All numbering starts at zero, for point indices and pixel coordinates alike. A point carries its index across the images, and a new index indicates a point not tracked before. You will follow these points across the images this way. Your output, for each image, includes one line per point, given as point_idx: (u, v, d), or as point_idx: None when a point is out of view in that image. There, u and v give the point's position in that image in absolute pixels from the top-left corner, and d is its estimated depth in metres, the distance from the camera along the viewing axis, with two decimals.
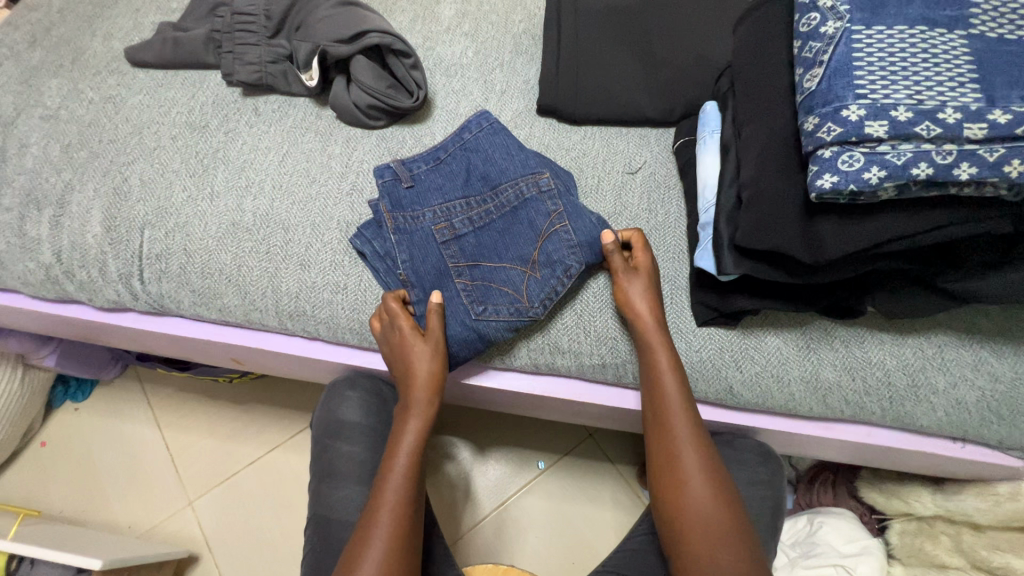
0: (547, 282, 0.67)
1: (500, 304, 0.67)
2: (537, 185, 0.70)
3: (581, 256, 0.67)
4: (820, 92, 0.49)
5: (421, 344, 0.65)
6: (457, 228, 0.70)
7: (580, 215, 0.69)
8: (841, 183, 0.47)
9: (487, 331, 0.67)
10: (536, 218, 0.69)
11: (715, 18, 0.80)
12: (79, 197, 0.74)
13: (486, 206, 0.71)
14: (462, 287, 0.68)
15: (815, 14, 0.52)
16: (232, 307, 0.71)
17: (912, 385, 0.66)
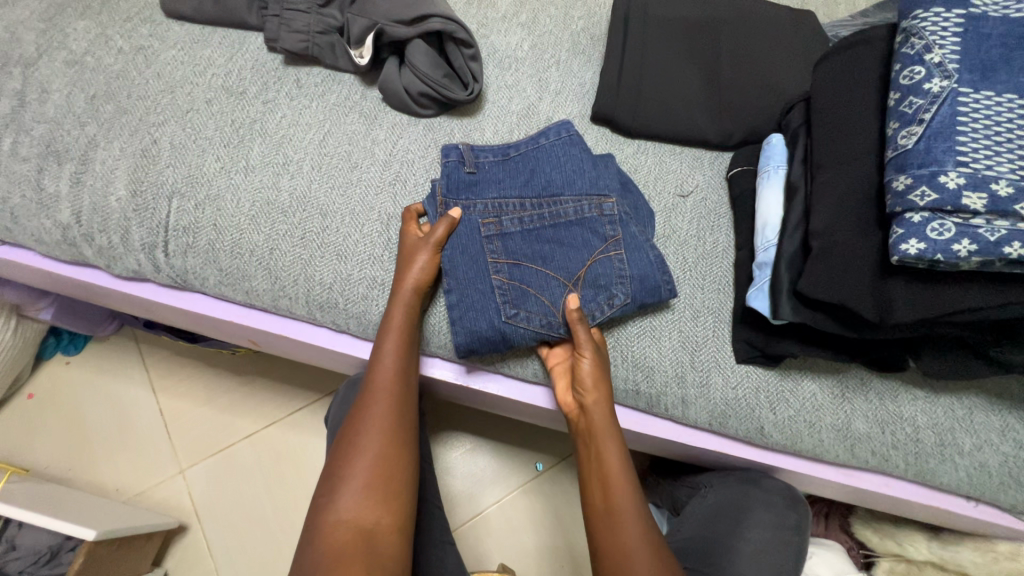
0: (587, 303, 0.66)
1: (533, 312, 0.65)
2: (601, 207, 0.68)
3: (629, 288, 0.66)
4: (916, 152, 0.48)
5: (415, 245, 0.65)
6: (504, 226, 0.67)
7: (638, 250, 0.67)
8: (928, 250, 0.46)
9: (512, 334, 0.65)
10: (592, 239, 0.67)
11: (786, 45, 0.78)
12: (104, 155, 0.69)
13: (540, 210, 0.68)
14: (497, 284, 0.65)
15: (919, 67, 0.49)
16: (260, 291, 0.68)
17: (939, 444, 0.67)
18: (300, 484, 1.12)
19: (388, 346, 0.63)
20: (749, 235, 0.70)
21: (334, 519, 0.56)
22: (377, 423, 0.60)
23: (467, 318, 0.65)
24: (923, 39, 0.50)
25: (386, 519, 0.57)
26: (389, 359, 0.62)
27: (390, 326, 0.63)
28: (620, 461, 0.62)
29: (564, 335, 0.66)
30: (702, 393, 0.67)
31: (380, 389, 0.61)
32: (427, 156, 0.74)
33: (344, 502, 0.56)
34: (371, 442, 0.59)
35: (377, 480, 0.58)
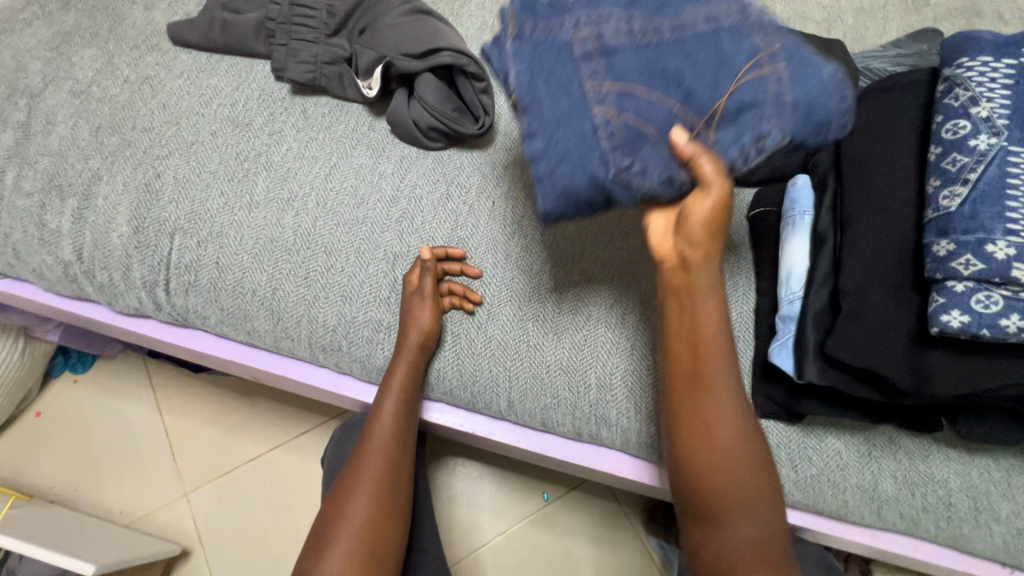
0: (726, 147, 0.48)
1: (650, 163, 0.49)
2: (745, 11, 0.51)
3: (782, 122, 0.47)
4: (960, 216, 0.44)
5: (415, 301, 0.63)
6: (609, 40, 0.51)
7: (806, 64, 0.49)
8: (971, 324, 0.42)
9: (619, 189, 0.49)
10: (731, 54, 0.49)
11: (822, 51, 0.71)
12: (107, 189, 0.68)
13: (654, 29, 0.51)
14: (601, 119, 0.49)
15: (964, 121, 0.46)
16: (261, 331, 0.67)
17: (974, 509, 0.62)
18: (303, 510, 1.11)
19: (387, 404, 0.61)
20: (772, 280, 0.66)
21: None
22: (367, 485, 0.58)
23: (560, 172, 0.49)
24: (969, 91, 0.46)
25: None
26: (387, 419, 0.61)
27: (391, 383, 0.62)
28: (729, 407, 0.50)
29: (687, 191, 0.50)
30: None
31: (375, 450, 0.60)
32: (435, 192, 0.72)
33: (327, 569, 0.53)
34: (359, 505, 0.56)
35: (362, 546, 0.55)
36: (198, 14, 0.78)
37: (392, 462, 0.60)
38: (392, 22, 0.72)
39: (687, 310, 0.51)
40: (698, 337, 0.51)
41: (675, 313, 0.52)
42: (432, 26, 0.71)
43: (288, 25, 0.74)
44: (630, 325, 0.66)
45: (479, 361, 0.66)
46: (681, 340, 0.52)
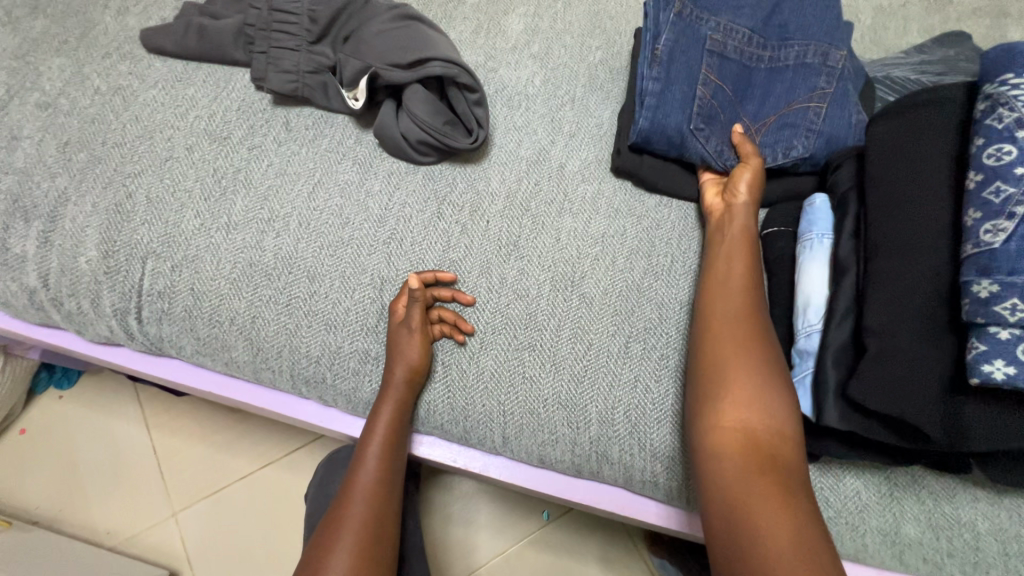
0: None
1: None
2: None
3: None
4: (1005, 254, 0.39)
5: (400, 335, 0.59)
6: None
7: None
8: (1017, 377, 0.38)
9: None
10: None
11: (829, 53, 0.64)
12: (74, 211, 0.64)
13: None
14: None
15: (1009, 146, 0.41)
16: (241, 362, 0.63)
17: (1004, 554, 0.58)
18: (295, 530, 1.07)
19: (371, 448, 0.58)
20: None
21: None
22: (349, 535, 0.53)
23: None
24: (1015, 112, 0.41)
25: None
26: (371, 463, 0.58)
27: (375, 426, 0.59)
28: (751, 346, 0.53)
29: None
30: None
31: (358, 498, 0.56)
32: (425, 210, 0.67)
33: None
34: (340, 559, 0.52)
35: None
36: (173, 19, 0.73)
37: (377, 508, 0.56)
38: (379, 29, 0.68)
39: (752, 375, 0.51)
40: (768, 401, 0.50)
41: (734, 373, 0.51)
42: (422, 34, 0.66)
43: (266, 32, 0.69)
44: (634, 355, 0.62)
45: (472, 395, 0.62)
46: (744, 397, 0.50)
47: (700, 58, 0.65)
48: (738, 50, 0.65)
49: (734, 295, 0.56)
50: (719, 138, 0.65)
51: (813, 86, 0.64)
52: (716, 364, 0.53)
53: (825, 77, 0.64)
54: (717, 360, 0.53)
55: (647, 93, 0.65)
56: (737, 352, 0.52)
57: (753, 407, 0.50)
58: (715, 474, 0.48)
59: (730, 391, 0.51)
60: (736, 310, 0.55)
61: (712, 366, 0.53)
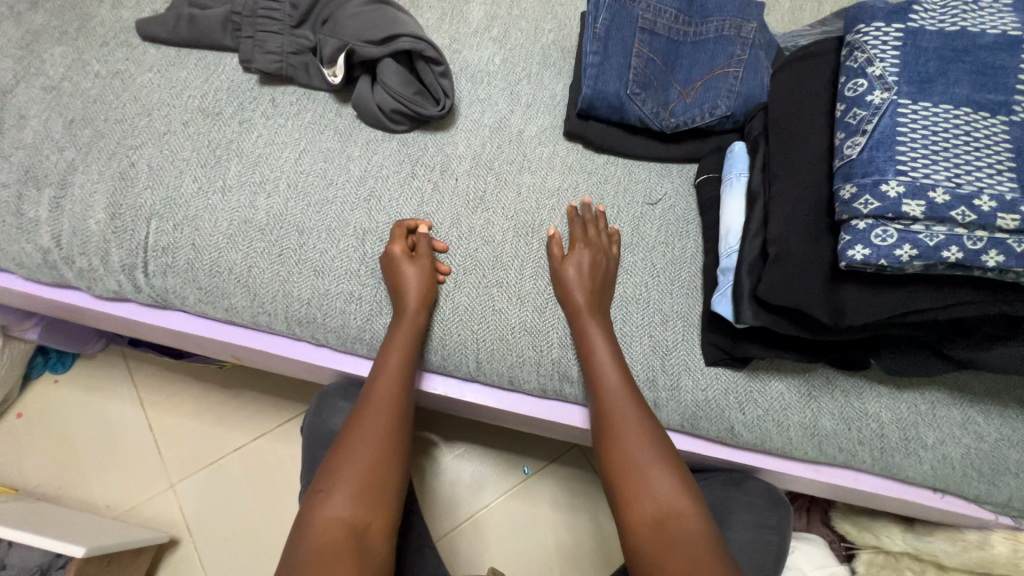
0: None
1: None
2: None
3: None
4: (860, 162, 0.50)
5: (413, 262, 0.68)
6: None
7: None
8: (872, 256, 0.48)
9: None
10: None
11: (741, 24, 0.75)
12: (82, 179, 0.71)
13: None
14: None
15: (862, 80, 0.52)
16: (239, 308, 0.70)
17: (904, 439, 0.69)
18: (290, 495, 1.13)
19: (392, 357, 0.66)
20: (715, 241, 0.72)
21: (324, 518, 0.55)
22: (375, 428, 0.62)
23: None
24: (865, 53, 0.52)
25: (374, 530, 0.56)
26: (390, 374, 0.65)
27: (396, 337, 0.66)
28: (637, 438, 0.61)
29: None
30: (678, 393, 0.69)
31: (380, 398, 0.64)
32: (401, 172, 0.76)
33: (338, 501, 0.56)
34: (364, 448, 0.60)
35: (369, 485, 0.58)
36: (165, 11, 0.81)
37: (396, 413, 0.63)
38: (353, 13, 0.77)
39: (636, 473, 0.59)
40: (655, 487, 0.58)
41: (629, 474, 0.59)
42: (392, 16, 0.75)
43: (252, 17, 0.77)
44: None
45: (449, 326, 0.70)
46: (640, 493, 0.58)
47: (634, 34, 0.76)
48: (667, 27, 0.76)
49: (610, 400, 0.63)
50: (654, 101, 0.75)
51: (730, 54, 0.75)
52: (614, 469, 0.61)
53: (739, 46, 0.75)
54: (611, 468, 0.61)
55: (589, 66, 0.76)
56: (623, 449, 0.61)
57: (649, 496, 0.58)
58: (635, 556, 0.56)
59: (630, 492, 0.58)
60: (612, 408, 0.63)
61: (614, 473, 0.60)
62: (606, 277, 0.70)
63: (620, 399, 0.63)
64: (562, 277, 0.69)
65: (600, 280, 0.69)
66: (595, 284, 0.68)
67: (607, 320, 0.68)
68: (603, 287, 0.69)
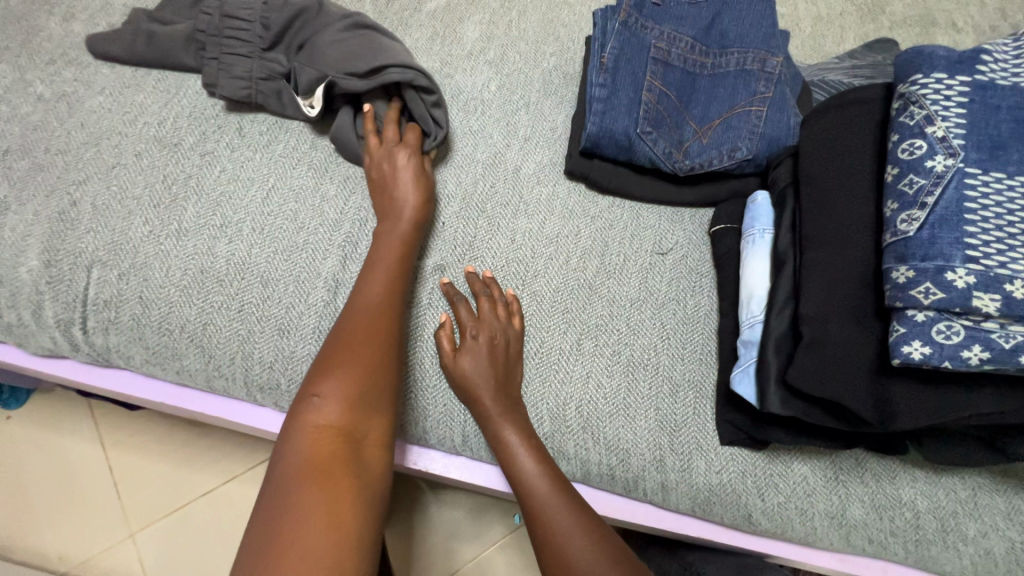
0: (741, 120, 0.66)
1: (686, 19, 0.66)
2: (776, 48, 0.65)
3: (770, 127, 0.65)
4: (919, 241, 0.42)
5: (405, 165, 0.65)
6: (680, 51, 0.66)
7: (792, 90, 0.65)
8: (933, 356, 0.40)
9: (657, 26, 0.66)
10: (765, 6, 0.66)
11: (765, 58, 0.67)
12: (15, 220, 0.62)
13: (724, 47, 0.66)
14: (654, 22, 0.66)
15: (920, 141, 0.44)
16: (192, 370, 0.62)
17: (941, 530, 0.61)
18: None
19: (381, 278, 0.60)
20: (733, 301, 0.64)
21: (316, 425, 0.49)
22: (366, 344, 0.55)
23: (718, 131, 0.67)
24: (924, 108, 0.44)
25: (369, 438, 0.51)
26: (374, 301, 0.59)
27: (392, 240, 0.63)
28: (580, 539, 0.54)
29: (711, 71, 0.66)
30: (692, 473, 0.61)
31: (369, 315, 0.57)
32: None
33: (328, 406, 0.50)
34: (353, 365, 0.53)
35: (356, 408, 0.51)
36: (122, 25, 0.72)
37: (385, 334, 0.57)
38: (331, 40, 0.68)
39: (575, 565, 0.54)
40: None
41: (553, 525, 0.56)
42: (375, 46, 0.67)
43: (214, 44, 0.68)
44: (586, 352, 0.63)
45: (433, 394, 0.62)
46: None
47: (645, 65, 0.68)
48: (682, 57, 0.68)
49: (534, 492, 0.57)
50: (667, 141, 0.67)
51: (753, 91, 0.67)
52: (539, 513, 0.56)
53: (763, 82, 0.67)
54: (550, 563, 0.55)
55: (594, 99, 0.67)
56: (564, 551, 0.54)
57: None
58: None
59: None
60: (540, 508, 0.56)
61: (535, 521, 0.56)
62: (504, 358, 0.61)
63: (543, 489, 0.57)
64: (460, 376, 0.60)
65: (497, 360, 0.60)
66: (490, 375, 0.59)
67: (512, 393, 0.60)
68: (505, 375, 0.60)
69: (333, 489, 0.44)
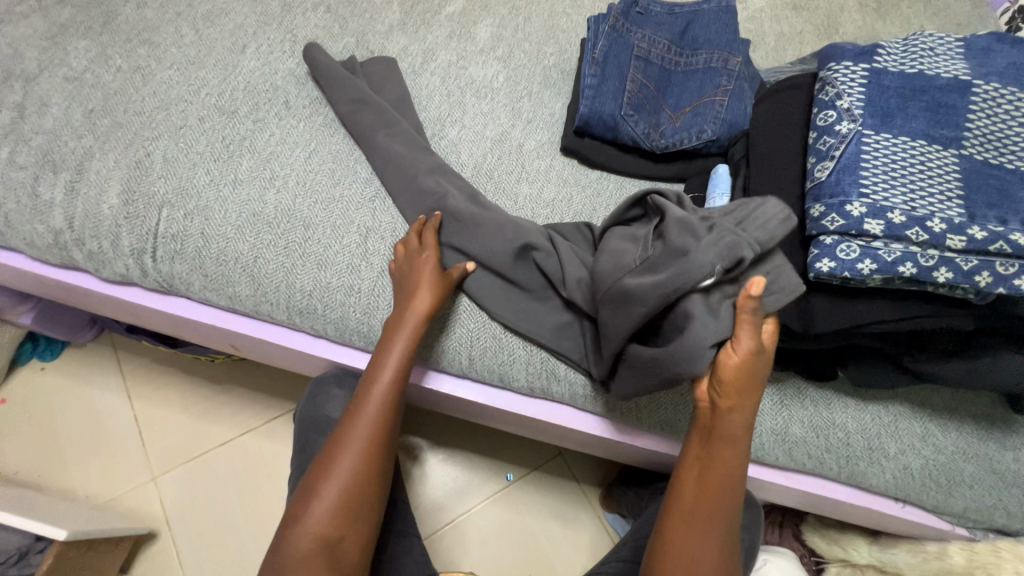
0: (698, 115, 0.80)
1: (658, 37, 0.83)
2: (726, 63, 0.82)
3: (719, 125, 0.80)
4: (828, 184, 0.55)
5: (431, 266, 0.68)
6: (651, 53, 0.83)
7: (739, 98, 0.80)
8: (837, 268, 0.52)
9: (634, 40, 0.83)
10: (716, 35, 0.84)
11: (728, 58, 0.82)
12: (98, 165, 0.74)
13: (686, 57, 0.83)
14: (633, 34, 0.83)
15: (832, 111, 0.57)
16: (242, 296, 0.73)
17: (868, 448, 0.73)
18: (273, 491, 1.14)
19: (394, 347, 0.66)
20: None
21: (303, 533, 0.59)
22: (365, 424, 0.64)
23: (690, 119, 0.80)
24: (835, 88, 0.58)
25: (356, 524, 0.61)
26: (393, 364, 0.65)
27: (409, 316, 0.66)
28: (732, 498, 0.60)
29: (677, 74, 0.83)
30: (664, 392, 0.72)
31: (375, 392, 0.65)
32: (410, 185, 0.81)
33: (315, 509, 0.60)
34: (348, 465, 0.62)
35: (346, 495, 0.61)
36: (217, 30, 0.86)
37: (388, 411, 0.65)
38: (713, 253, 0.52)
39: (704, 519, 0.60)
40: (716, 529, 0.60)
41: (689, 552, 0.59)
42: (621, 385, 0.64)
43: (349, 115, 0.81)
44: None
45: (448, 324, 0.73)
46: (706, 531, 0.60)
47: (629, 61, 0.82)
48: (660, 56, 0.83)
49: (721, 467, 0.59)
50: (646, 123, 0.81)
51: (718, 84, 0.81)
52: (697, 508, 0.60)
53: (726, 77, 0.81)
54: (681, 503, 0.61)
55: (587, 86, 0.81)
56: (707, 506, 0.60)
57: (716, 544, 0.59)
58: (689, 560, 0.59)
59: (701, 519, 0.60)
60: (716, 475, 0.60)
61: (665, 556, 0.60)
62: (750, 375, 0.56)
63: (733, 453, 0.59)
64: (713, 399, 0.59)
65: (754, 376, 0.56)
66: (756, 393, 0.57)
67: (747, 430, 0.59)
68: (756, 396, 0.58)
69: None
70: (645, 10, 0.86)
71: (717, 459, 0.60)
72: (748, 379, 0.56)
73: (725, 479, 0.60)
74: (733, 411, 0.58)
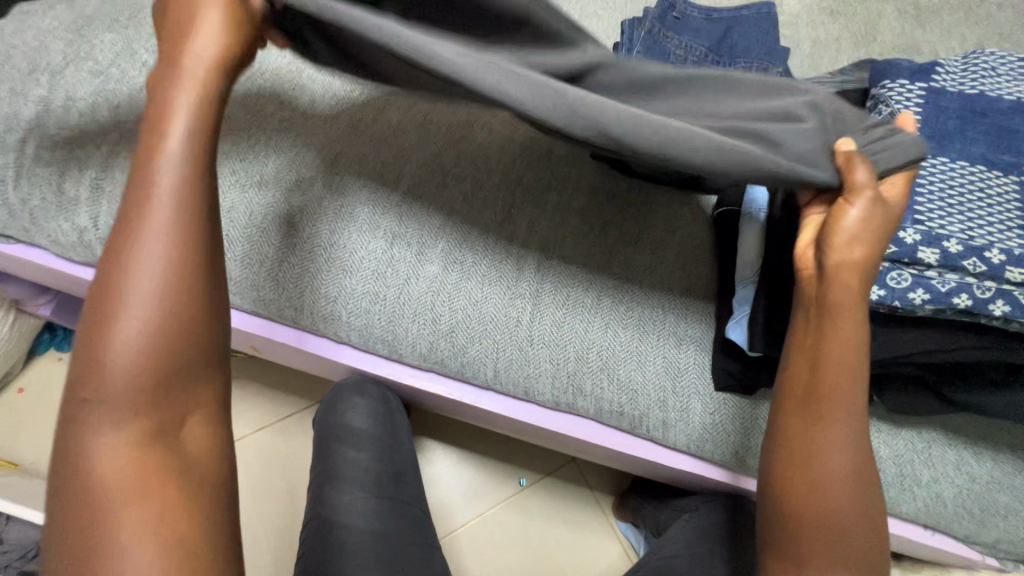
0: None
1: (695, 44, 0.81)
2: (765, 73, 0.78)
3: None
4: None
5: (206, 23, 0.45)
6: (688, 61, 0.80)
7: None
8: (886, 297, 0.51)
9: (670, 45, 0.80)
10: (754, 45, 0.81)
11: (767, 69, 0.79)
12: (123, 163, 0.73)
13: (721, 65, 0.81)
14: (669, 39, 0.81)
15: None
16: (268, 300, 0.73)
17: (900, 475, 0.71)
18: (286, 489, 1.13)
19: (169, 151, 0.44)
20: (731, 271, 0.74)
21: (86, 473, 0.42)
22: (141, 264, 0.43)
23: None
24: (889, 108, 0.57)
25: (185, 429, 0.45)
26: (169, 182, 0.43)
27: (174, 109, 0.44)
28: (858, 402, 0.52)
29: None
30: (690, 410, 0.71)
31: (144, 238, 0.43)
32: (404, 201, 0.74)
33: (99, 443, 0.42)
34: (125, 348, 0.42)
35: (135, 417, 0.43)
36: None
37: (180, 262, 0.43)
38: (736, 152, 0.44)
39: (829, 426, 0.52)
40: (841, 444, 0.52)
41: (814, 452, 0.53)
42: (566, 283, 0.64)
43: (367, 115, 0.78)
44: (604, 305, 0.73)
45: (472, 335, 0.72)
46: (833, 449, 0.52)
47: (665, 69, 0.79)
48: (696, 64, 0.80)
49: (842, 368, 0.51)
50: None
51: None
52: (815, 425, 0.53)
53: None
54: (799, 412, 0.54)
55: None
56: (831, 424, 0.52)
57: (847, 446, 0.52)
58: (826, 476, 0.52)
59: (817, 435, 0.53)
60: (837, 387, 0.52)
61: (787, 477, 0.54)
62: (867, 237, 0.49)
63: (855, 350, 0.51)
64: (823, 261, 0.51)
65: (878, 236, 0.49)
66: (874, 254, 0.50)
67: (866, 292, 0.52)
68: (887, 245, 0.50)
69: (152, 505, 0.41)
70: (682, 15, 0.83)
71: (842, 359, 0.51)
72: (869, 229, 0.49)
73: (849, 389, 0.52)
74: (844, 271, 0.50)
